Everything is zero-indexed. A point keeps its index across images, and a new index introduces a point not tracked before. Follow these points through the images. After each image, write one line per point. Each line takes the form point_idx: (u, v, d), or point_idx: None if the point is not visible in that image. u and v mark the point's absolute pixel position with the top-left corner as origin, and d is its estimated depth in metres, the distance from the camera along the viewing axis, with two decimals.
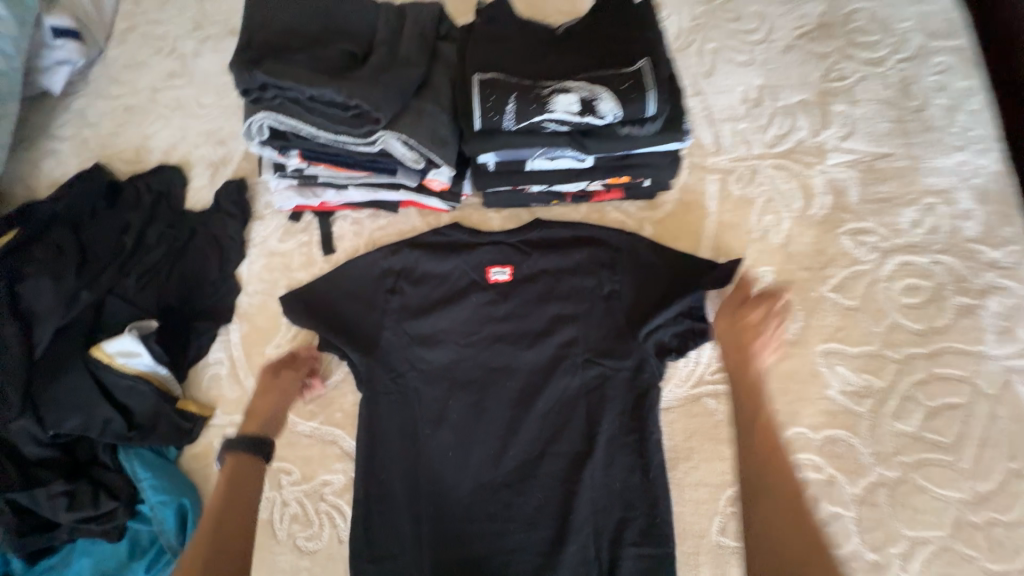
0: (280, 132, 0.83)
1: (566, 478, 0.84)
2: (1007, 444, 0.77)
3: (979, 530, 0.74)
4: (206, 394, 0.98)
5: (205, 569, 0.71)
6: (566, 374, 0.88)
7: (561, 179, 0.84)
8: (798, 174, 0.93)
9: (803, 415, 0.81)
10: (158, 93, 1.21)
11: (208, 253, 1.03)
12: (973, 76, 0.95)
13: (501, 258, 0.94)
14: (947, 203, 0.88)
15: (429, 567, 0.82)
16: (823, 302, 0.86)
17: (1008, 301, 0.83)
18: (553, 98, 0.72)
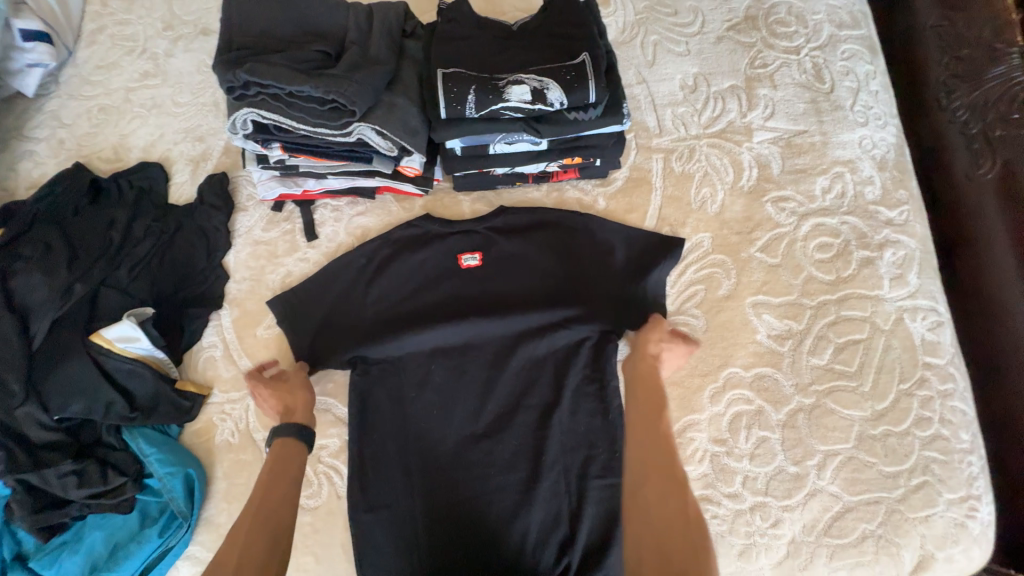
0: (262, 126, 0.90)
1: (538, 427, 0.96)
2: (899, 369, 0.92)
3: (877, 440, 0.89)
4: (202, 375, 1.05)
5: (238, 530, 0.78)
6: (534, 336, 0.99)
7: (521, 161, 0.94)
8: (729, 151, 1.06)
9: (736, 357, 0.96)
10: (131, 93, 1.24)
11: (196, 244, 1.09)
12: (874, 61, 1.10)
13: (471, 246, 1.03)
14: (852, 171, 1.03)
15: (422, 513, 0.92)
16: (751, 262, 1.00)
17: (901, 252, 0.98)
18: (508, 89, 0.82)
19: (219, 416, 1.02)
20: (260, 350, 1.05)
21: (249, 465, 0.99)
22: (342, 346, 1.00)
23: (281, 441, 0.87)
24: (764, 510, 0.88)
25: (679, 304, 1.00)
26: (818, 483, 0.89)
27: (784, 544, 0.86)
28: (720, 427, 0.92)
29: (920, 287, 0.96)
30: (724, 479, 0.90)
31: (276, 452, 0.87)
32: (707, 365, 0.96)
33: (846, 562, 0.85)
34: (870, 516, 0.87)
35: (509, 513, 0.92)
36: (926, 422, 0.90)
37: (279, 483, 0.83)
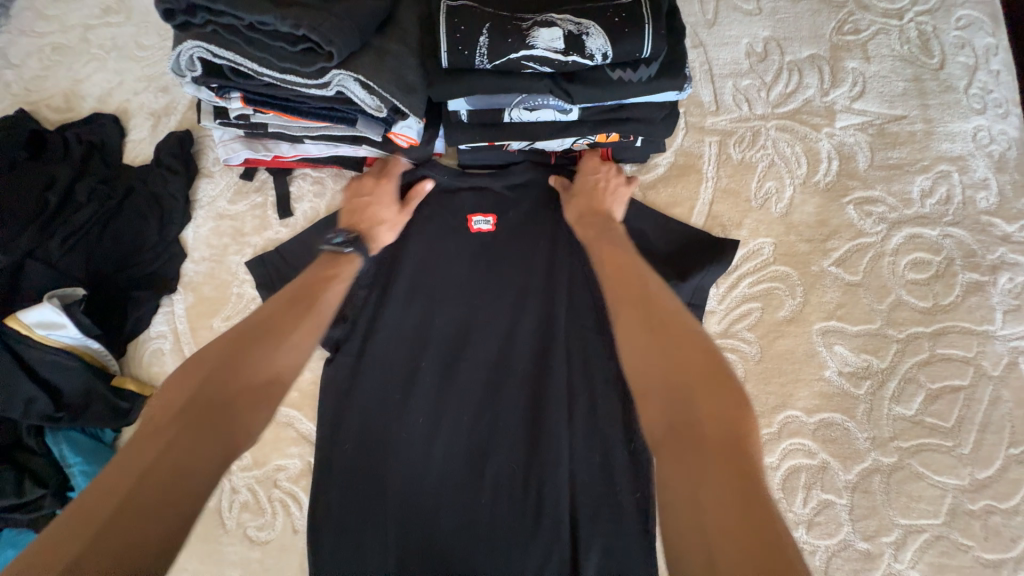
0: (217, 69, 0.71)
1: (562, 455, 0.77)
2: (1009, 429, 0.72)
3: (975, 518, 0.70)
4: (147, 371, 0.88)
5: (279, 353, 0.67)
6: (547, 339, 0.82)
7: (543, 134, 0.74)
8: (804, 138, 0.85)
9: (797, 396, 0.76)
10: (90, 31, 1.06)
11: (146, 213, 0.91)
12: (997, 33, 0.87)
13: (485, 206, 0.85)
14: (961, 171, 0.81)
15: (394, 543, 0.77)
16: (824, 278, 0.80)
17: (1020, 278, 0.77)
18: (532, 32, 0.61)
19: None
20: None
21: None
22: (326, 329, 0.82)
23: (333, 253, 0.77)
24: None
25: (727, 323, 0.80)
26: (894, 567, 0.70)
27: None
28: (772, 484, 0.74)
29: None
30: None
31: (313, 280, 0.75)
32: (759, 406, 0.76)
33: None
34: None
35: (500, 557, 0.76)
36: None
37: (294, 318, 0.70)
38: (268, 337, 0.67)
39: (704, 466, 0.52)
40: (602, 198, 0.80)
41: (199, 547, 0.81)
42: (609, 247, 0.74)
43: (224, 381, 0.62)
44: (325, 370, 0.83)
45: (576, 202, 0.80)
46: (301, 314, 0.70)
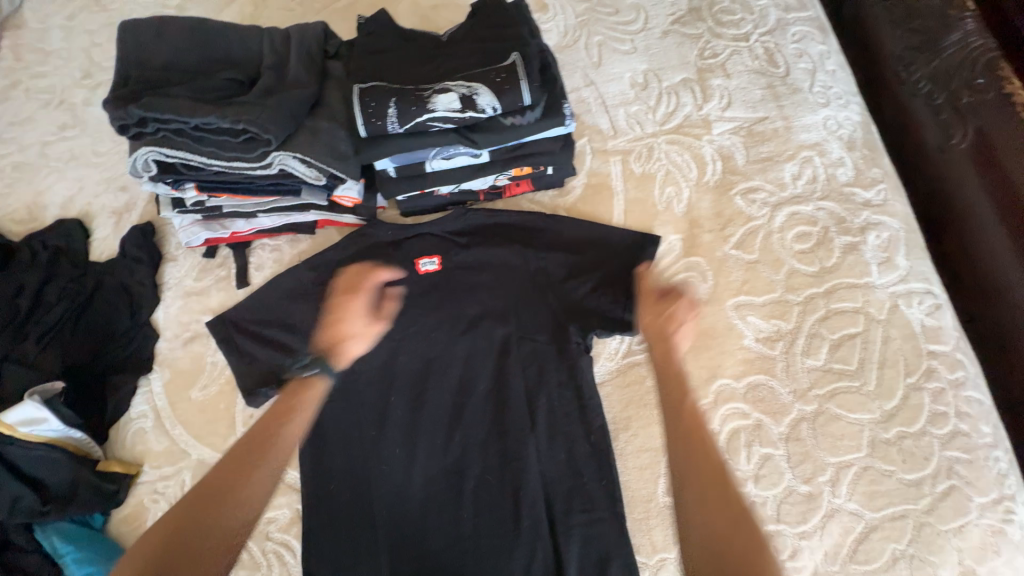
0: (171, 166, 0.81)
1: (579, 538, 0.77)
2: (902, 362, 0.84)
3: (891, 445, 0.80)
4: (131, 452, 0.92)
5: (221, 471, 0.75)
6: (503, 355, 0.90)
7: (463, 177, 0.85)
8: (689, 146, 0.99)
9: (725, 367, 0.86)
10: (48, 146, 1.15)
11: (116, 303, 0.98)
12: (826, 41, 1.06)
13: (429, 249, 0.96)
14: (820, 155, 0.96)
15: (388, 570, 0.82)
16: (727, 261, 0.92)
17: (885, 234, 0.91)
18: (433, 98, 0.74)
19: (150, 497, 0.89)
20: (196, 416, 0.94)
21: None
22: (293, 381, 0.91)
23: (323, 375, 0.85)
24: (779, 540, 0.78)
25: None
26: (835, 502, 0.79)
27: None
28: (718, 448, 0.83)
29: (911, 269, 0.89)
30: None
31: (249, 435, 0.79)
32: (694, 380, 0.86)
33: None
34: (898, 535, 0.77)
35: (487, 563, 0.81)
36: (942, 418, 0.81)
37: (222, 467, 0.76)
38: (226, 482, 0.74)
39: None
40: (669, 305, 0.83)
41: None
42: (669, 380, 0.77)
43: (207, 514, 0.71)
44: None
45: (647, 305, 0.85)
46: (239, 465, 0.76)
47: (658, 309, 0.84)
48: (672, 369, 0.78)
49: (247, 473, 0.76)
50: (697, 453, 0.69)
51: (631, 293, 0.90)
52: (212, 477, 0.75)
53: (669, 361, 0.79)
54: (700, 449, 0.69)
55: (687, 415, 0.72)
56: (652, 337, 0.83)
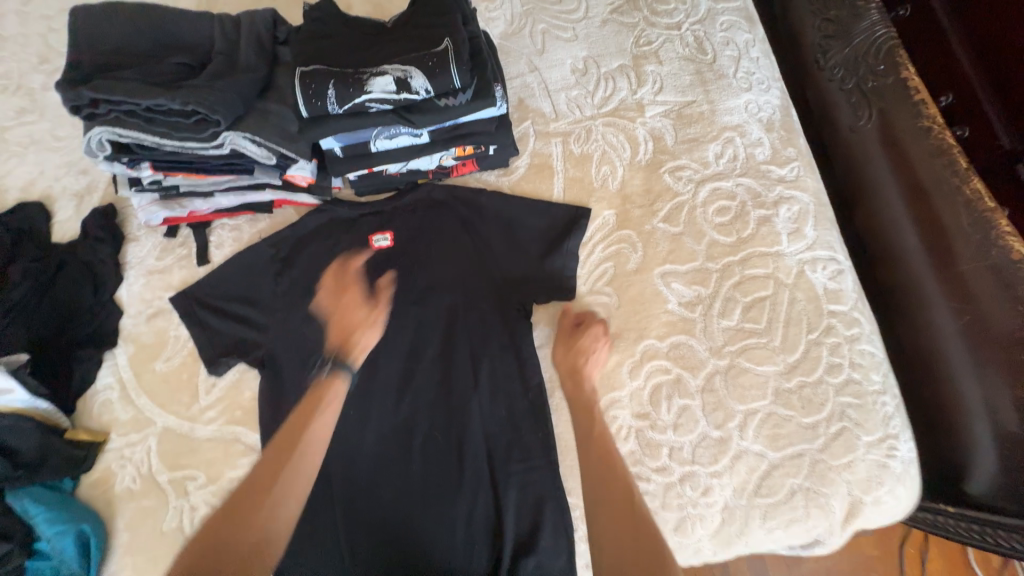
0: (125, 146, 0.85)
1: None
2: (805, 320, 0.94)
3: (792, 393, 0.90)
4: (98, 421, 0.97)
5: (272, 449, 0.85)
6: (450, 321, 0.98)
7: (406, 156, 0.92)
8: (624, 128, 1.07)
9: (650, 328, 0.95)
10: (6, 131, 1.17)
11: (80, 281, 1.02)
12: (752, 30, 1.14)
13: (382, 226, 1.03)
14: (741, 135, 1.05)
15: (341, 518, 0.90)
16: (655, 233, 1.00)
17: (796, 207, 1.01)
18: (369, 81, 0.80)
19: (118, 462, 0.94)
20: (161, 386, 0.99)
21: (152, 511, 0.91)
22: (253, 350, 0.97)
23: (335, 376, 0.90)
24: (693, 480, 0.88)
25: (591, 283, 0.99)
26: (742, 444, 0.88)
27: (717, 511, 0.87)
28: (642, 401, 0.92)
29: (818, 238, 0.99)
30: (650, 454, 0.89)
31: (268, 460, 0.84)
32: (623, 341, 0.95)
33: (779, 519, 0.87)
34: (796, 471, 0.87)
35: (433, 508, 0.89)
36: (838, 368, 0.91)
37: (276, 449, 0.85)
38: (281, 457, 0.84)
39: None
40: (583, 341, 0.93)
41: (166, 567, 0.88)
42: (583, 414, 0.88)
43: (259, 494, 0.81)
44: (266, 378, 0.97)
45: (562, 341, 0.94)
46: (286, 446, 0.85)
47: (571, 344, 0.94)
48: (584, 396, 0.90)
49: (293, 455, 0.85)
50: (603, 472, 0.81)
51: (567, 263, 0.98)
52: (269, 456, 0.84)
53: (580, 392, 0.90)
54: (612, 472, 0.81)
55: (597, 440, 0.85)
56: (565, 370, 0.92)
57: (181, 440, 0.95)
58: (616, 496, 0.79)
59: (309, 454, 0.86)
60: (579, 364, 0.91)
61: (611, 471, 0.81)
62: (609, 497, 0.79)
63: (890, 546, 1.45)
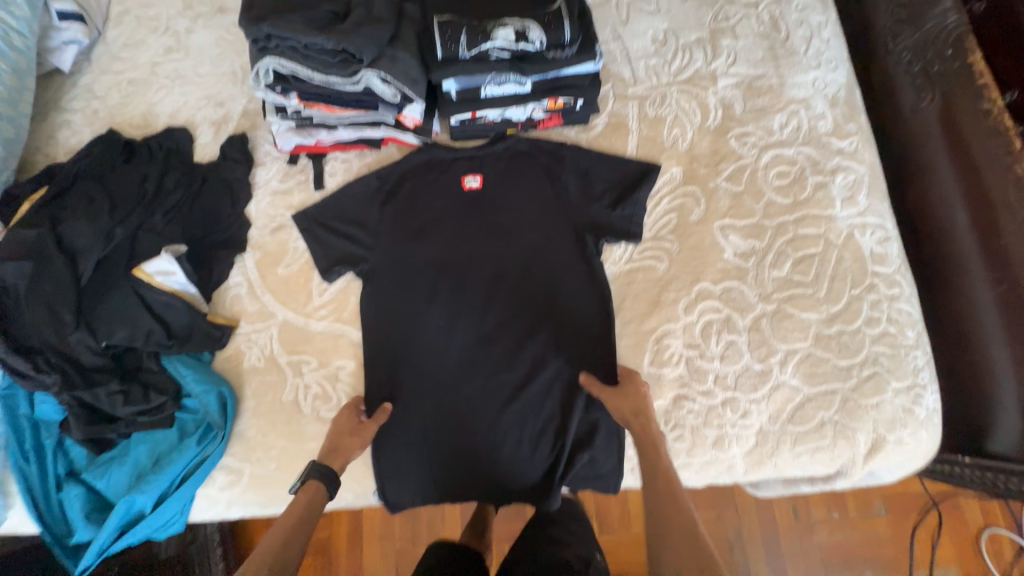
0: (282, 76, 1.03)
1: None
2: (850, 277, 1.04)
3: (831, 338, 1.01)
4: (230, 310, 1.16)
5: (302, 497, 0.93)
6: (529, 254, 1.12)
7: (510, 103, 1.08)
8: (697, 96, 1.18)
9: (706, 273, 1.07)
10: (156, 66, 1.37)
11: (220, 194, 1.21)
12: (826, 12, 1.22)
13: (473, 169, 1.18)
14: (806, 109, 1.15)
15: (429, 406, 1.08)
16: (718, 191, 1.12)
17: (851, 176, 1.10)
18: (494, 31, 0.95)
19: (246, 344, 1.14)
20: (281, 286, 1.17)
21: (275, 385, 1.10)
22: (359, 263, 1.14)
23: (315, 486, 0.94)
24: (733, 404, 1.01)
25: (655, 231, 1.12)
26: (780, 377, 1.01)
27: (752, 433, 1.00)
28: (694, 334, 1.04)
29: (870, 206, 1.08)
30: (697, 379, 1.02)
31: (281, 534, 0.88)
32: (681, 281, 1.08)
33: (807, 446, 0.99)
34: (828, 405, 0.99)
35: (507, 406, 1.06)
36: (876, 321, 1.02)
37: (304, 498, 0.93)
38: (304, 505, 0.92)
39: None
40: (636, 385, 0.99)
41: (284, 429, 1.07)
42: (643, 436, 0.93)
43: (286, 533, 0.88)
44: (368, 289, 1.14)
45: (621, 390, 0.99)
46: (313, 491, 0.94)
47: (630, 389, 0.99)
48: (646, 434, 0.93)
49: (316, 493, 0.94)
50: (665, 504, 0.85)
51: (637, 211, 1.10)
52: (296, 505, 0.92)
53: (641, 422, 0.95)
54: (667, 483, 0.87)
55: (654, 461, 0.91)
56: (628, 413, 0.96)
57: (298, 331, 1.14)
58: (673, 515, 0.84)
59: (304, 530, 0.90)
60: (640, 406, 0.95)
61: (672, 499, 0.85)
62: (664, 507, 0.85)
63: (900, 529, 1.52)
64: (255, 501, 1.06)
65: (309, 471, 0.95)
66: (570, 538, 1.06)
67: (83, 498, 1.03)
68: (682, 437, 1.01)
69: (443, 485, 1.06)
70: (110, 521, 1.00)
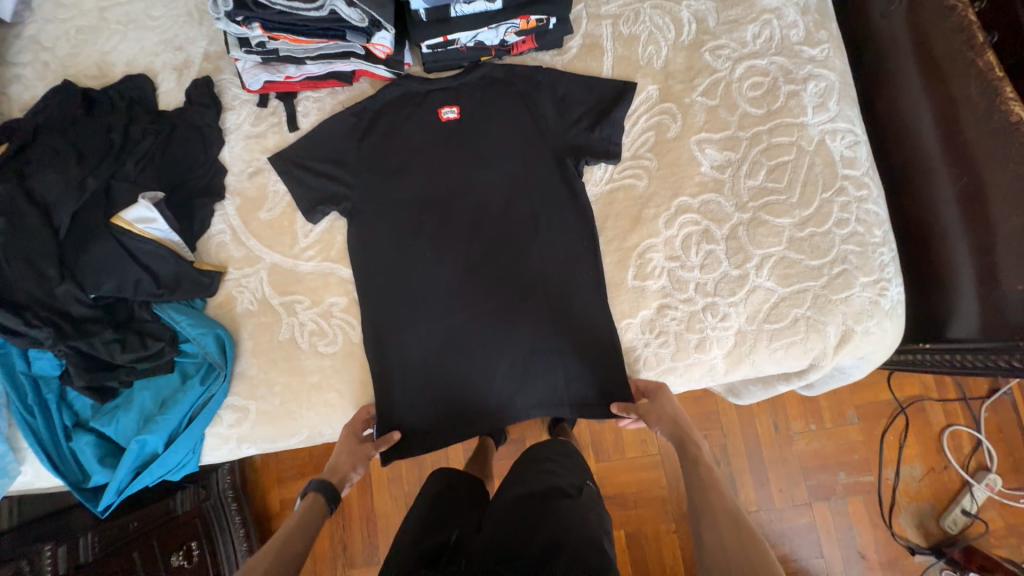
0: (242, 4, 1.00)
1: (509, 525, 0.97)
2: (821, 182, 1.08)
3: (803, 240, 1.06)
4: (217, 258, 1.17)
5: (298, 509, 1.00)
6: (512, 183, 1.13)
7: (480, 22, 1.07)
8: (670, 10, 1.17)
9: (685, 189, 1.10)
10: (105, 11, 1.29)
11: (192, 141, 1.18)
12: None
13: (450, 101, 1.16)
14: (778, 18, 1.15)
15: (424, 334, 1.11)
16: (694, 106, 1.13)
17: (822, 84, 1.12)
18: None
19: (237, 289, 1.15)
20: (266, 231, 1.17)
21: (271, 326, 1.13)
22: (342, 202, 1.13)
23: (313, 495, 1.02)
24: (714, 309, 1.06)
25: (634, 150, 1.13)
26: (757, 280, 1.06)
27: (732, 334, 1.06)
28: (674, 246, 1.08)
29: (840, 112, 1.11)
30: (679, 288, 1.07)
31: (282, 535, 0.93)
32: (661, 198, 1.11)
33: (782, 341, 1.05)
34: (800, 302, 1.05)
35: (499, 328, 1.11)
36: (846, 222, 1.07)
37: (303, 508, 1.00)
38: (301, 514, 0.99)
39: (719, 553, 0.83)
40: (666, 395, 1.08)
41: (285, 366, 1.11)
42: (682, 437, 1.04)
43: (285, 533, 0.94)
44: (353, 227, 1.14)
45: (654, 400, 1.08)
46: (312, 501, 1.02)
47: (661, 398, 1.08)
48: (681, 434, 1.04)
49: (315, 500, 1.02)
50: (708, 489, 0.94)
51: (616, 131, 1.11)
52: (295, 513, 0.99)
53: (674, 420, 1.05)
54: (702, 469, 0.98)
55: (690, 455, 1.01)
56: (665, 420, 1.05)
57: (287, 273, 1.15)
58: (712, 495, 0.92)
59: (307, 532, 0.95)
60: (673, 412, 1.06)
61: (711, 482, 0.95)
62: (702, 492, 0.94)
63: (872, 432, 1.64)
64: (265, 437, 1.11)
65: (309, 484, 1.04)
66: (559, 469, 1.11)
67: (95, 444, 1.07)
68: (666, 343, 1.07)
69: (442, 409, 1.11)
70: (125, 462, 1.04)
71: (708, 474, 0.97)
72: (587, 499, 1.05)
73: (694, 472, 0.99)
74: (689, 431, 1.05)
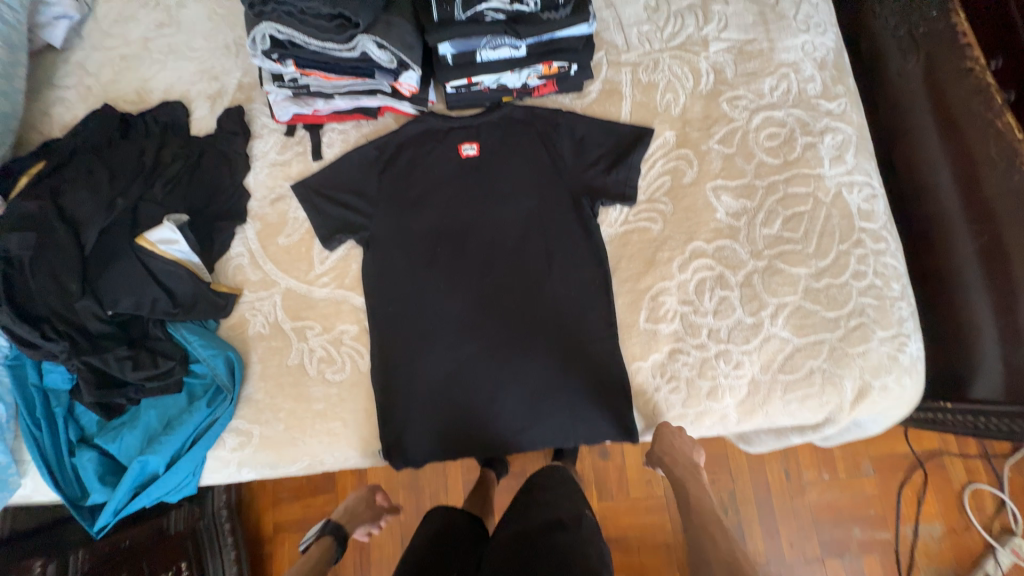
0: (279, 43, 1.05)
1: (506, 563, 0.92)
2: (837, 234, 1.08)
3: (820, 291, 1.05)
4: (233, 280, 1.18)
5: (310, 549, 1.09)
6: (527, 220, 1.15)
7: (504, 66, 1.12)
8: (689, 61, 1.20)
9: (699, 234, 1.10)
10: (149, 42, 1.36)
11: (219, 166, 1.22)
12: None
13: (470, 138, 1.19)
14: (796, 72, 1.17)
15: (432, 366, 1.11)
16: (710, 153, 1.15)
17: (839, 137, 1.13)
18: None
19: (250, 312, 1.16)
20: (283, 256, 1.19)
21: (280, 350, 1.13)
22: (360, 230, 1.15)
23: (324, 537, 1.12)
24: (727, 356, 1.04)
25: (650, 193, 1.14)
26: (772, 328, 1.04)
27: (745, 383, 1.04)
28: (688, 291, 1.08)
29: (856, 165, 1.11)
30: (691, 333, 1.06)
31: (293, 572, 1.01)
32: (676, 242, 1.11)
33: (797, 393, 1.03)
34: (816, 354, 1.03)
35: (507, 364, 1.10)
36: (863, 275, 1.06)
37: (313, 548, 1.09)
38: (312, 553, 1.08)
39: None
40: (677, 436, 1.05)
41: (292, 392, 1.10)
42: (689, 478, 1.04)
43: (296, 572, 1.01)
44: (368, 256, 1.16)
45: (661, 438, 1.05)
46: (320, 542, 1.11)
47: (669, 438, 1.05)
48: (687, 472, 1.04)
49: (323, 540, 1.11)
50: (706, 536, 0.95)
51: (632, 174, 1.13)
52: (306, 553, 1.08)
53: (679, 461, 1.04)
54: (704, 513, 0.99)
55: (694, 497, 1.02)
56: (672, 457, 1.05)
57: (301, 298, 1.16)
58: (711, 544, 0.93)
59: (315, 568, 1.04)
60: (681, 449, 1.04)
61: (711, 527, 0.96)
62: (703, 537, 0.95)
63: (889, 488, 1.57)
64: (266, 462, 1.10)
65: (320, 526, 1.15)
66: (557, 499, 1.08)
67: (97, 461, 1.06)
68: (677, 388, 1.05)
69: (445, 443, 1.09)
70: (125, 482, 1.03)
71: (711, 519, 0.97)
72: (587, 529, 1.01)
73: (696, 515, 1.00)
74: (694, 469, 1.05)
